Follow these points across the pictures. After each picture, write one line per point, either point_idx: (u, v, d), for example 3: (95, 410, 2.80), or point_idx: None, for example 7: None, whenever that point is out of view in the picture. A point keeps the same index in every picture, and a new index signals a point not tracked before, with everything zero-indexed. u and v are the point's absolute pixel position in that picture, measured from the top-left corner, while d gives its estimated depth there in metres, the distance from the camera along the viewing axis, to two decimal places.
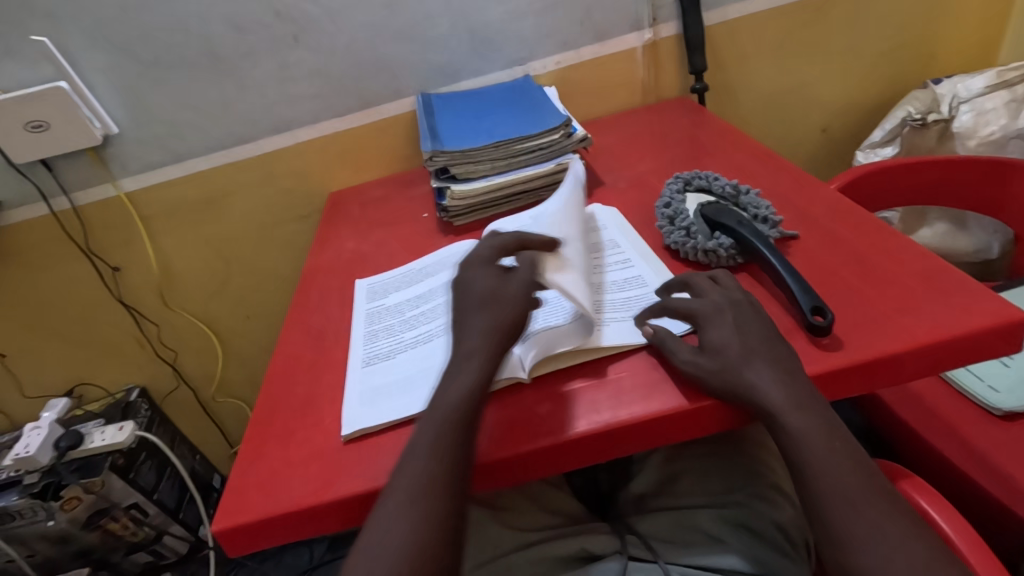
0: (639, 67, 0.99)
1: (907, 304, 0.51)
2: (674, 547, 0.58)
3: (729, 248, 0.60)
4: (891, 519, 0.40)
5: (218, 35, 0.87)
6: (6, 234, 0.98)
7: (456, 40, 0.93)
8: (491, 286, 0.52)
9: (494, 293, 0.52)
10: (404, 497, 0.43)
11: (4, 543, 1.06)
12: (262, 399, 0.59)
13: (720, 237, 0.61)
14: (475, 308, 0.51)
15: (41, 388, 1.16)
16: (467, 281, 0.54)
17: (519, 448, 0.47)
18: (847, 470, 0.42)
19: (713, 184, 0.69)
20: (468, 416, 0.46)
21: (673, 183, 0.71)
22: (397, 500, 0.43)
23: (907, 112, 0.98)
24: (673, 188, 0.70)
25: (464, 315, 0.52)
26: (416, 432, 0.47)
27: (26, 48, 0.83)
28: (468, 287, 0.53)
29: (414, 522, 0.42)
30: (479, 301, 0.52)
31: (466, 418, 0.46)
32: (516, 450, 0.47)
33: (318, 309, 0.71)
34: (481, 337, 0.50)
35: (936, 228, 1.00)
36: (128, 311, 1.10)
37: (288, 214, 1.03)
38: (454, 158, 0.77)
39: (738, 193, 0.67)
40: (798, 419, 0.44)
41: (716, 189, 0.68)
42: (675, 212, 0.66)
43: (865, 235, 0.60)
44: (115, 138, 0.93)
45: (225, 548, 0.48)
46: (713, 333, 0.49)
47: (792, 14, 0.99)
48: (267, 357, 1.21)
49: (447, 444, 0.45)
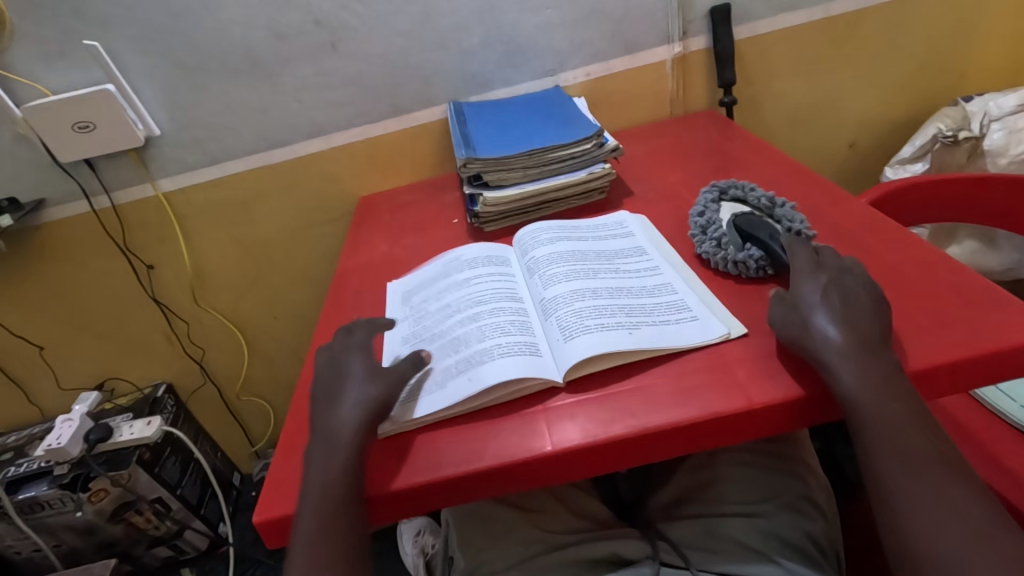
0: (668, 79, 1.01)
1: (942, 320, 0.51)
2: (705, 553, 0.58)
3: (759, 259, 0.60)
4: (940, 520, 0.40)
5: (260, 42, 0.90)
6: (49, 231, 1.01)
7: (489, 51, 0.95)
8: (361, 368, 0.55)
9: (368, 375, 0.54)
10: (337, 511, 0.46)
11: (33, 532, 1.09)
12: (299, 396, 0.60)
13: (749, 247, 0.61)
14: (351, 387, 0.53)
15: (72, 381, 1.19)
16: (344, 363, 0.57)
17: (443, 470, 0.48)
18: (897, 468, 0.42)
19: (749, 195, 0.69)
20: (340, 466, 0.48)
21: (708, 193, 0.71)
22: (302, 552, 0.46)
23: (937, 130, 0.97)
24: (708, 198, 0.71)
25: (331, 394, 0.54)
26: (305, 486, 0.49)
27: (78, 52, 0.87)
28: (341, 365, 0.56)
29: (322, 544, 0.46)
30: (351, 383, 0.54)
31: (349, 466, 0.48)
32: (441, 472, 0.48)
33: (352, 309, 0.73)
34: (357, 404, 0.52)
35: (965, 246, 1.00)
36: (159, 308, 1.12)
37: (318, 217, 1.06)
38: (488, 166, 0.78)
39: (773, 205, 0.67)
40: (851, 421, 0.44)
41: (751, 200, 0.68)
42: (707, 221, 0.66)
43: (900, 250, 0.60)
44: (156, 139, 0.96)
45: (265, 539, 0.49)
46: (805, 287, 0.51)
47: (822, 30, 1.00)
48: (291, 357, 1.22)
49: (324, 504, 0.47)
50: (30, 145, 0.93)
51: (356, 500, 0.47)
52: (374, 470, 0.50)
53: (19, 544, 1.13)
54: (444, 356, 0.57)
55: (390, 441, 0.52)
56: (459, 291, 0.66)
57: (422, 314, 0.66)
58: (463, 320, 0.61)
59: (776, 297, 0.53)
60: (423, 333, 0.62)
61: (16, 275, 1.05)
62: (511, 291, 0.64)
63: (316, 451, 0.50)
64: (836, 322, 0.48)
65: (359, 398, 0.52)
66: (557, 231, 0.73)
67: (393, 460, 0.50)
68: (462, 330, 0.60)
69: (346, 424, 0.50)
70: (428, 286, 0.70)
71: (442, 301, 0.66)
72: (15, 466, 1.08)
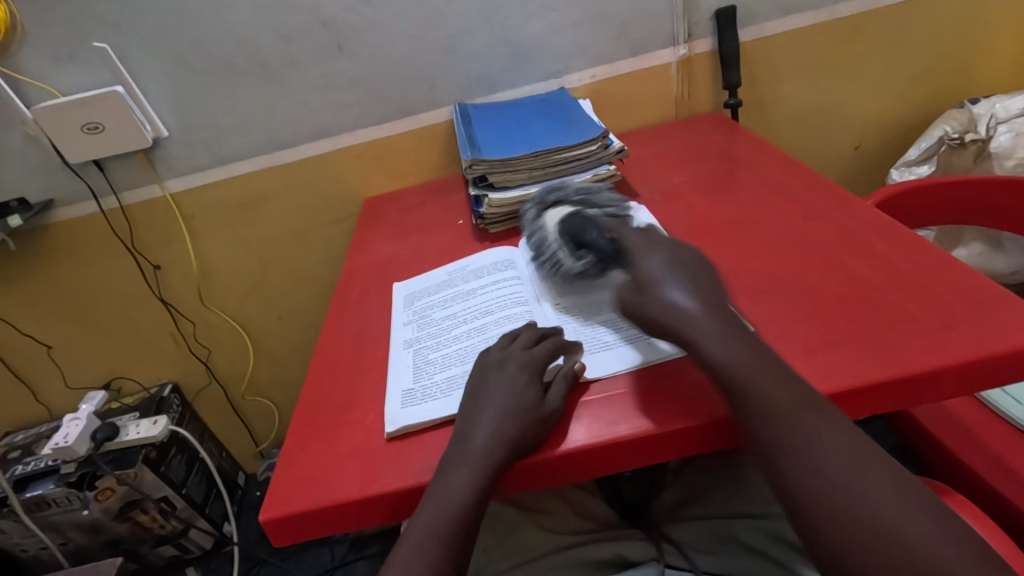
0: (673, 81, 1.01)
1: (947, 324, 0.51)
2: (711, 557, 0.58)
3: (592, 263, 0.60)
4: None
5: (267, 44, 0.91)
6: (57, 231, 1.02)
7: (494, 53, 0.96)
8: (521, 384, 0.51)
9: (517, 398, 0.50)
10: (449, 517, 0.45)
11: (40, 529, 1.10)
12: (305, 396, 0.61)
13: (578, 253, 0.62)
14: (502, 402, 0.50)
15: (79, 380, 1.20)
16: (500, 375, 0.52)
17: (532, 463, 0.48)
18: None
19: (567, 190, 0.72)
20: (458, 499, 0.45)
21: (530, 211, 0.72)
22: (410, 552, 0.45)
23: (943, 132, 0.98)
24: (532, 215, 0.72)
25: (480, 405, 0.51)
26: (432, 494, 0.47)
27: (88, 54, 0.88)
28: (497, 376, 0.52)
29: (437, 548, 0.45)
30: (507, 401, 0.50)
31: (484, 480, 0.46)
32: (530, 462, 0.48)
33: (358, 309, 0.73)
34: (504, 418, 0.49)
35: (971, 248, 0.99)
36: (166, 308, 1.13)
37: (325, 218, 1.06)
38: (493, 167, 0.78)
39: (587, 197, 0.70)
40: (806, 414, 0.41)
41: (569, 199, 0.70)
42: (539, 240, 0.67)
43: (906, 252, 0.60)
44: (164, 141, 0.96)
45: (270, 537, 0.49)
46: (647, 267, 0.51)
47: (828, 32, 1.00)
48: (297, 357, 1.23)
49: (437, 539, 0.45)
50: (39, 146, 0.94)
51: (475, 509, 0.46)
52: (379, 468, 0.50)
53: (26, 542, 1.13)
54: (453, 368, 0.58)
55: (397, 441, 0.53)
56: (466, 302, 0.67)
57: (430, 317, 0.66)
58: (470, 331, 0.62)
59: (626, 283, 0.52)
60: (432, 345, 0.62)
61: (25, 275, 1.06)
62: (518, 295, 0.65)
63: (450, 462, 0.48)
64: (690, 296, 0.48)
65: (500, 425, 0.48)
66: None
67: (397, 460, 0.51)
68: (470, 341, 0.61)
69: (490, 436, 0.48)
70: (435, 292, 0.71)
71: (449, 311, 0.66)
72: (22, 465, 1.09)
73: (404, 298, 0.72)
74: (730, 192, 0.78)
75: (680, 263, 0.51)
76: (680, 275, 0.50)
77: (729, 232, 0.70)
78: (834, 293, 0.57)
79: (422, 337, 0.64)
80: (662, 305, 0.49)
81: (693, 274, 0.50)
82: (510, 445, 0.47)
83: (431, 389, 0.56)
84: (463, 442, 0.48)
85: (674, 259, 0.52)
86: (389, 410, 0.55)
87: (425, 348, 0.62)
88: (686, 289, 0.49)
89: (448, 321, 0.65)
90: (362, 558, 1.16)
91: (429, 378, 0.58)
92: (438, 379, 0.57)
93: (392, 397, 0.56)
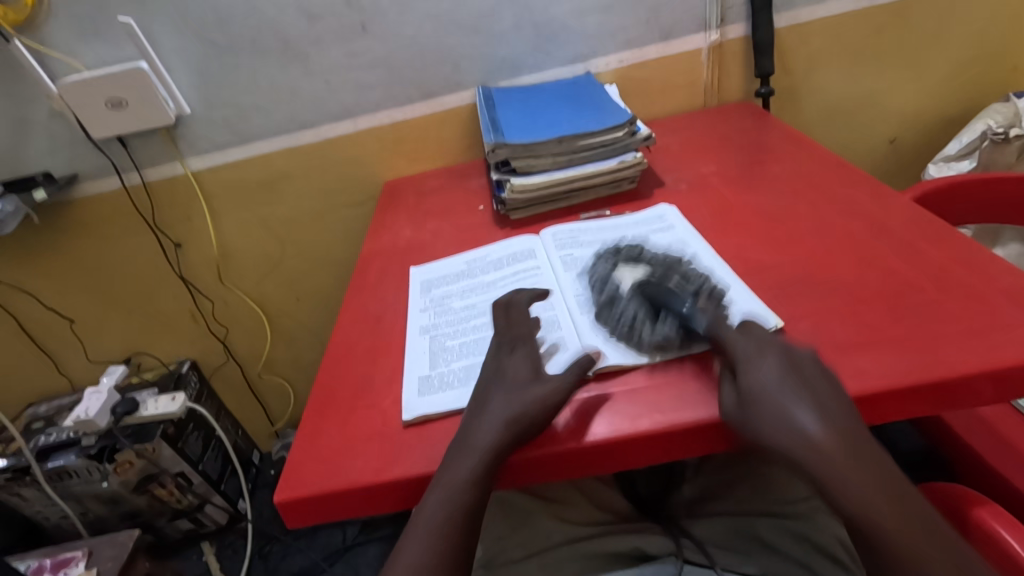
0: (703, 68, 0.98)
1: (994, 323, 0.48)
2: (731, 554, 0.57)
3: (674, 334, 0.53)
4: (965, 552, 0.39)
5: (290, 21, 0.90)
6: (80, 205, 1.03)
7: (520, 34, 0.93)
8: (532, 377, 0.50)
9: (522, 389, 0.49)
10: (452, 511, 0.45)
11: (61, 499, 1.13)
12: (322, 378, 0.60)
13: (662, 323, 0.54)
14: (506, 394, 0.49)
15: (101, 355, 1.22)
16: (506, 368, 0.52)
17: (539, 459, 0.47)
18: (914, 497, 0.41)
19: (643, 256, 0.64)
20: (462, 488, 0.45)
21: (603, 260, 0.65)
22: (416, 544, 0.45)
23: (986, 126, 0.94)
24: (603, 264, 0.64)
25: (484, 396, 0.50)
26: (438, 486, 0.46)
27: (113, 30, 0.87)
28: (501, 368, 0.52)
29: (441, 540, 0.45)
30: (516, 389, 0.49)
31: (489, 473, 0.45)
32: (537, 458, 0.47)
33: (376, 293, 0.72)
34: (507, 421, 0.47)
35: (1009, 249, 0.96)
36: (185, 286, 1.14)
37: (344, 200, 1.06)
38: (516, 151, 0.76)
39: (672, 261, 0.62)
40: (826, 422, 0.42)
41: (647, 259, 0.63)
42: (608, 296, 0.59)
43: (948, 249, 0.57)
44: (186, 118, 0.96)
45: (285, 519, 0.49)
46: (803, 415, 0.43)
47: (868, 18, 0.95)
48: (314, 339, 1.24)
49: (439, 529, 0.45)
50: (64, 121, 0.95)
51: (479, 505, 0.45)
52: (394, 453, 0.50)
53: (47, 511, 1.17)
54: (470, 357, 0.57)
55: (413, 428, 0.52)
56: (485, 293, 0.66)
57: (449, 309, 0.65)
58: (488, 323, 0.61)
59: (788, 438, 0.42)
60: (450, 333, 0.62)
61: (48, 249, 1.07)
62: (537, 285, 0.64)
63: (454, 451, 0.47)
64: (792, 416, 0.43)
65: (507, 413, 0.47)
66: (599, 232, 0.72)
67: (412, 447, 0.50)
68: (489, 331, 0.60)
69: (496, 429, 0.47)
70: (453, 282, 0.70)
71: (467, 301, 0.65)
72: (44, 435, 1.11)
73: (420, 285, 0.71)
74: (759, 183, 0.76)
75: (799, 378, 0.45)
76: (797, 396, 0.44)
77: (758, 224, 0.68)
78: (867, 290, 0.55)
79: (438, 325, 0.63)
80: (776, 424, 0.43)
81: (814, 393, 0.44)
82: (517, 434, 0.46)
83: (448, 377, 0.55)
84: (469, 431, 0.48)
85: (788, 379, 0.45)
86: (407, 397, 0.54)
87: (443, 335, 0.62)
88: (789, 376, 0.45)
89: (464, 316, 0.63)
90: (373, 541, 1.17)
91: (445, 365, 0.57)
92: (455, 368, 0.57)
93: (410, 390, 0.55)
